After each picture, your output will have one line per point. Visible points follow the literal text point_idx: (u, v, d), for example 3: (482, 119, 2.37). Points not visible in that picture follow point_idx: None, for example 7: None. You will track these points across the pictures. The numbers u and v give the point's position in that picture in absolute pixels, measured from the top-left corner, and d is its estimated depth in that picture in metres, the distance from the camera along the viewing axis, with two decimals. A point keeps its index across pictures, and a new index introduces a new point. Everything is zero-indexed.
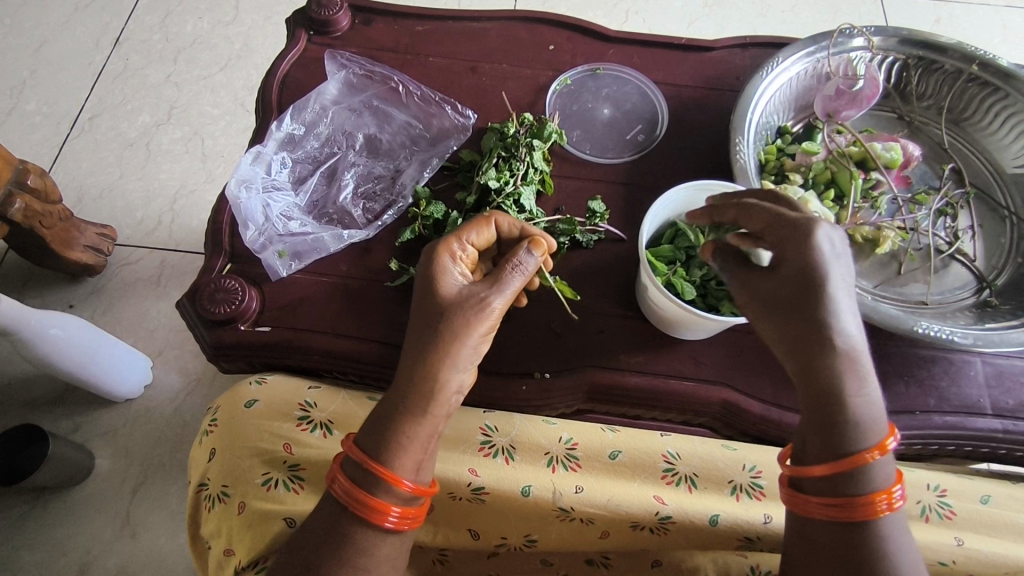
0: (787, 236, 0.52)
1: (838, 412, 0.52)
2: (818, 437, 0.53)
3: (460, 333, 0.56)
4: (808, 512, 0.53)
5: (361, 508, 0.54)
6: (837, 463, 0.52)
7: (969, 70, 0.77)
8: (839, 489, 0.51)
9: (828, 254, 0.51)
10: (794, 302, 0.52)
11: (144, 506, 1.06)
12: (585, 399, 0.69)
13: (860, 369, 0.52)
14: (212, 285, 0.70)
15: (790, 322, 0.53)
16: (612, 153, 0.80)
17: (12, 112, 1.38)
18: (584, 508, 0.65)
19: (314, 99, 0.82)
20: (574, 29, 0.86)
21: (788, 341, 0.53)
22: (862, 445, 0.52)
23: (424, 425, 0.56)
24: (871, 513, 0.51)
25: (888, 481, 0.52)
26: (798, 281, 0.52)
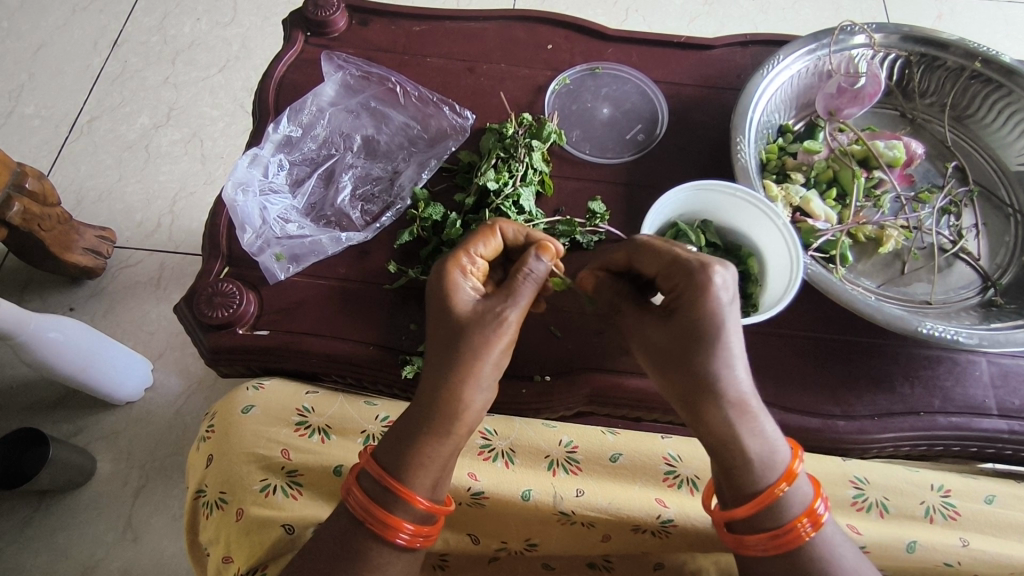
0: (682, 282, 0.54)
1: (737, 458, 0.52)
2: (721, 473, 0.53)
3: (479, 354, 0.54)
4: (745, 552, 0.53)
5: (377, 524, 0.54)
6: (749, 498, 0.52)
7: (971, 66, 0.77)
8: (762, 527, 0.52)
9: (721, 302, 0.51)
10: (682, 353, 0.52)
11: (146, 509, 1.06)
12: (586, 402, 0.68)
13: (751, 412, 0.51)
14: (209, 289, 0.69)
15: (677, 372, 0.53)
16: (612, 153, 0.79)
17: (11, 115, 1.38)
18: (585, 511, 0.64)
19: (311, 101, 0.82)
20: (572, 28, 0.86)
21: (681, 388, 0.53)
22: (766, 480, 0.52)
23: (448, 445, 0.55)
24: (795, 540, 0.51)
25: (807, 502, 0.52)
26: (685, 332, 0.52)
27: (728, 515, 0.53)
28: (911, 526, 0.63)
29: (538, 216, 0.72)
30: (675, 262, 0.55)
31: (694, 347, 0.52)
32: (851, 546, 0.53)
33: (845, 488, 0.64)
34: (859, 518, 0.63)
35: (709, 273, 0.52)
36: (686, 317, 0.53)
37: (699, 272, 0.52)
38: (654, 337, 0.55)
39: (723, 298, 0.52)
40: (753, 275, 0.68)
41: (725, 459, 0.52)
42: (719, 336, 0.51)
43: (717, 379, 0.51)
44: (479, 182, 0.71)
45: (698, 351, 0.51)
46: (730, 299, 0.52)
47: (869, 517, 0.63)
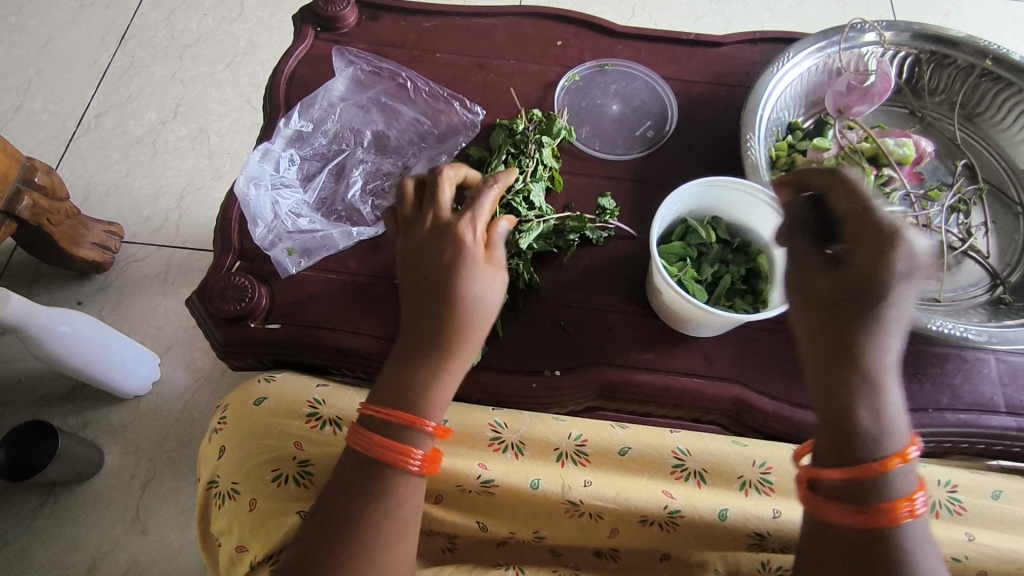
0: (866, 240, 0.48)
1: (859, 414, 0.50)
2: (830, 437, 0.51)
3: (485, 303, 0.59)
4: (826, 516, 0.50)
5: (381, 454, 0.56)
6: (857, 464, 0.49)
7: (982, 65, 0.77)
8: (859, 497, 0.49)
9: (908, 265, 0.47)
10: (839, 307, 0.50)
11: (154, 501, 1.07)
12: (595, 397, 0.69)
13: (887, 380, 0.50)
14: (221, 283, 0.70)
15: (828, 327, 0.51)
16: (622, 149, 0.79)
17: (19, 111, 1.38)
18: (593, 502, 0.65)
19: (321, 96, 0.82)
20: (581, 24, 0.86)
21: (828, 338, 0.51)
22: (879, 452, 0.49)
23: (456, 368, 0.59)
24: (889, 520, 0.48)
25: (909, 487, 0.49)
26: (851, 288, 0.49)
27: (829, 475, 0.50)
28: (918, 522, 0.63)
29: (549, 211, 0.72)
30: (863, 211, 0.49)
31: (856, 309, 0.49)
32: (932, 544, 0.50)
33: None
34: None
35: (903, 235, 0.47)
36: (863, 274, 0.48)
37: (892, 234, 0.47)
38: (817, 289, 0.51)
39: (917, 261, 0.47)
40: (764, 272, 0.67)
41: (849, 416, 0.50)
42: (891, 305, 0.48)
43: (867, 338, 0.49)
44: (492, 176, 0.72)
45: (861, 309, 0.49)
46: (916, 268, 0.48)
47: None
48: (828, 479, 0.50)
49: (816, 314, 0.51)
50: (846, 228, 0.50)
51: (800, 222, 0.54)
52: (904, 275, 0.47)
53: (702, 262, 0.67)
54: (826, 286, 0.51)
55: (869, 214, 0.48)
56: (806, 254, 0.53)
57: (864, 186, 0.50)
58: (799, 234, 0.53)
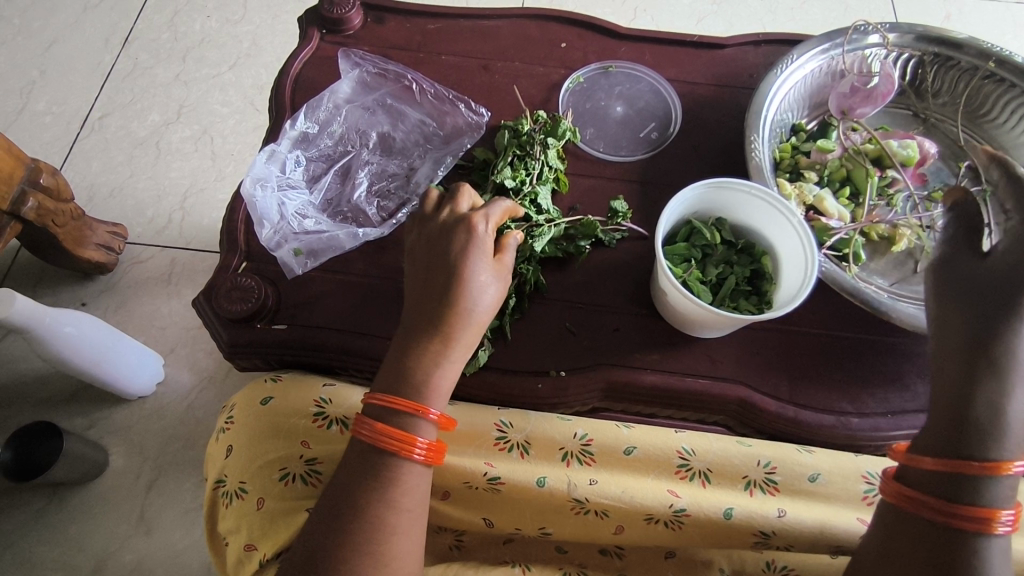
0: None
1: (976, 412, 0.52)
2: (946, 425, 0.53)
3: (487, 297, 0.62)
4: (913, 508, 0.52)
5: (388, 441, 0.57)
6: (959, 460, 0.51)
7: (985, 67, 0.77)
8: (953, 495, 0.51)
9: None
10: (990, 294, 0.54)
11: (158, 502, 1.07)
12: (601, 397, 0.69)
13: (1017, 390, 0.52)
14: (228, 283, 0.70)
15: (968, 311, 0.54)
16: (626, 151, 0.79)
17: (23, 112, 1.39)
18: (598, 500, 0.65)
19: (327, 98, 0.82)
20: (585, 26, 0.86)
21: (965, 327, 0.54)
22: (993, 457, 0.51)
23: (458, 356, 0.61)
24: (978, 526, 0.50)
25: (1005, 503, 0.51)
26: (1004, 279, 0.53)
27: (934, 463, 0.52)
28: None
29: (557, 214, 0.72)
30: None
31: (1003, 298, 0.53)
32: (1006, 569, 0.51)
33: (857, 483, 0.65)
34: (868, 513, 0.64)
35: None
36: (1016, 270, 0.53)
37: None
38: (963, 276, 0.56)
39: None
40: (766, 273, 0.68)
41: (965, 411, 0.52)
42: None
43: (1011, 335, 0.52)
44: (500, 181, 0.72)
45: (1010, 302, 0.53)
46: None
47: None
48: (925, 469, 0.52)
49: (957, 300, 0.55)
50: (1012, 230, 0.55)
51: (961, 222, 0.58)
52: None
53: (705, 264, 0.68)
54: (974, 273, 0.55)
55: None
56: (961, 247, 0.57)
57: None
58: (961, 231, 0.58)
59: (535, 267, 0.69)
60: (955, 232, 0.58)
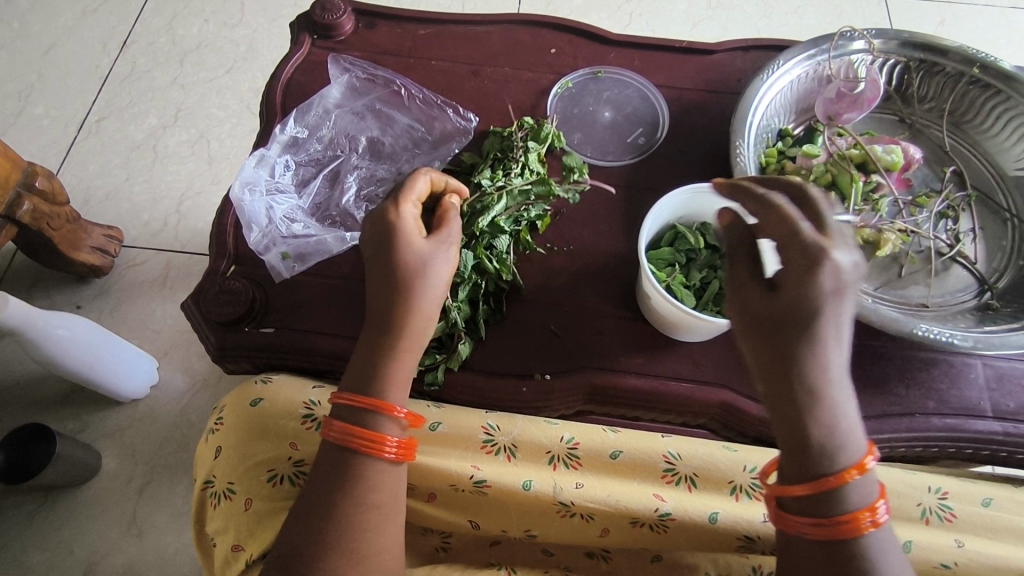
0: (797, 259, 0.48)
1: (812, 436, 0.48)
2: (788, 453, 0.50)
3: (436, 271, 0.61)
4: (792, 530, 0.49)
5: (358, 440, 0.58)
6: (815, 481, 0.48)
7: (970, 72, 0.77)
8: (819, 512, 0.48)
9: (839, 287, 0.47)
10: (779, 329, 0.49)
11: (150, 505, 1.07)
12: (585, 400, 0.70)
13: (835, 398, 0.48)
14: (216, 287, 0.70)
15: (767, 346, 0.50)
16: (613, 156, 0.80)
17: (20, 115, 1.40)
18: (585, 504, 0.65)
19: (316, 102, 0.83)
20: (575, 32, 0.87)
21: (769, 358, 0.49)
22: (838, 466, 0.48)
23: (412, 342, 0.61)
24: (852, 531, 0.47)
25: (870, 496, 0.48)
26: (783, 313, 0.48)
27: (796, 495, 0.49)
28: (905, 526, 0.64)
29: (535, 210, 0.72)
30: (793, 234, 0.48)
31: (792, 333, 0.48)
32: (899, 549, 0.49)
33: None
34: None
35: (835, 252, 0.46)
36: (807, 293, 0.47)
37: (819, 255, 0.46)
38: (751, 308, 0.51)
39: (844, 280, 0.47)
40: None
41: (801, 439, 0.49)
42: (829, 325, 0.47)
43: (811, 360, 0.48)
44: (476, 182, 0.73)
45: (795, 325, 0.48)
46: (843, 288, 0.47)
47: None
48: (793, 496, 0.49)
49: (756, 334, 0.50)
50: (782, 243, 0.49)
51: (739, 241, 0.54)
52: (832, 295, 0.47)
53: (690, 268, 0.68)
54: (761, 308, 0.50)
55: (801, 235, 0.48)
56: (746, 278, 0.52)
57: (791, 208, 0.50)
58: (738, 255, 0.54)
59: (507, 265, 0.70)
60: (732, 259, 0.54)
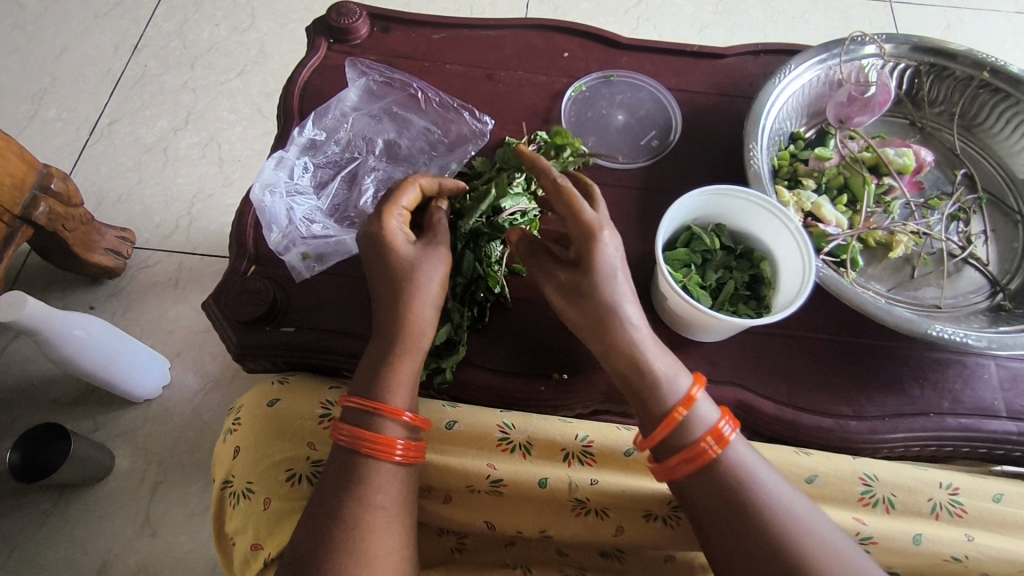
0: (579, 238, 0.58)
1: (642, 383, 0.59)
2: (634, 403, 0.60)
3: (426, 278, 0.61)
4: (666, 471, 0.58)
5: (371, 446, 0.58)
6: (662, 421, 0.58)
7: (981, 76, 0.78)
8: (677, 447, 0.57)
9: (611, 252, 0.58)
10: (583, 298, 0.59)
11: (163, 505, 1.08)
12: (602, 400, 0.70)
13: (648, 346, 0.59)
14: (237, 287, 0.71)
15: (581, 317, 0.59)
16: (627, 158, 0.81)
17: (34, 118, 1.41)
18: (599, 498, 0.67)
19: (334, 106, 0.84)
20: (587, 36, 0.88)
21: (585, 325, 0.59)
22: (669, 401, 0.58)
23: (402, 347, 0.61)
24: (705, 453, 0.57)
25: (710, 421, 0.58)
26: (580, 285, 0.58)
27: (647, 439, 0.59)
28: (916, 523, 0.64)
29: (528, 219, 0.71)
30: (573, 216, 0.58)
31: (590, 296, 0.58)
32: (757, 457, 0.58)
33: (854, 484, 0.65)
34: (866, 512, 0.64)
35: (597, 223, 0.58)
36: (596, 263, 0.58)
37: (592, 227, 0.57)
38: (562, 287, 0.60)
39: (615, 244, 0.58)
40: (765, 278, 0.69)
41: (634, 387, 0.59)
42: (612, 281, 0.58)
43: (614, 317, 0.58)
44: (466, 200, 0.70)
45: (592, 293, 0.59)
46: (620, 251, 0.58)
47: (875, 513, 0.64)
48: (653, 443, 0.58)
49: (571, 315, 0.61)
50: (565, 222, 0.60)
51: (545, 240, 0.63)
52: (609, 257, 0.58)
53: (706, 268, 0.69)
54: (568, 283, 0.59)
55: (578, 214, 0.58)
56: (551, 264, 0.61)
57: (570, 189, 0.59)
58: (544, 249, 0.62)
59: (497, 277, 0.70)
60: (540, 254, 0.62)
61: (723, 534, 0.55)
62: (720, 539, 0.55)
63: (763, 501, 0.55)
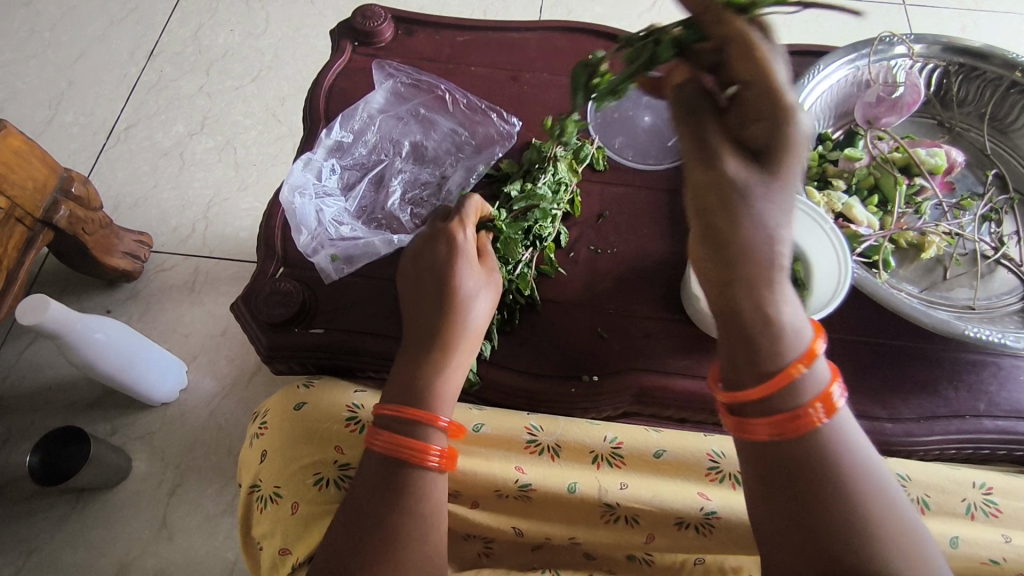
0: (767, 116, 0.43)
1: (759, 328, 0.45)
2: (735, 346, 0.47)
3: (481, 300, 0.64)
4: (751, 435, 0.47)
5: (407, 453, 0.57)
6: (768, 377, 0.46)
7: (1011, 76, 0.78)
8: (776, 409, 0.46)
9: (802, 147, 0.43)
10: (735, 204, 0.44)
11: (180, 508, 1.08)
12: (633, 402, 0.70)
13: (783, 281, 0.45)
14: (267, 288, 0.71)
15: (724, 227, 0.44)
16: (654, 159, 0.80)
17: (51, 123, 1.42)
18: (629, 505, 0.66)
19: (362, 108, 0.84)
20: (612, 38, 0.88)
21: (719, 237, 0.45)
22: (788, 354, 0.45)
23: (462, 353, 0.62)
24: (808, 425, 0.46)
25: (824, 386, 0.46)
26: (740, 187, 0.43)
27: (742, 394, 0.47)
28: (953, 524, 0.64)
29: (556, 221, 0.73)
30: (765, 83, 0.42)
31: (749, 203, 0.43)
32: (862, 437, 0.48)
33: None
34: None
35: (796, 107, 0.42)
36: (776, 160, 0.43)
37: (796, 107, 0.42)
38: (705, 179, 0.45)
39: (806, 142, 0.43)
40: None
41: (747, 330, 0.45)
42: (783, 188, 0.44)
43: (765, 238, 0.44)
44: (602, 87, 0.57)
45: (750, 200, 0.43)
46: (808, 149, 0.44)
47: None
48: (744, 399, 0.47)
49: (711, 220, 0.45)
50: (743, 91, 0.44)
51: (692, 105, 0.46)
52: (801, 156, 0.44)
53: None
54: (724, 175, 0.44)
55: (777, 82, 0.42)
56: (694, 147, 0.46)
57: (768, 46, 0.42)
58: (697, 117, 0.46)
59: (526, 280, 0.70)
60: (692, 121, 0.46)
61: (795, 523, 0.45)
62: (789, 523, 0.45)
63: (862, 496, 0.45)
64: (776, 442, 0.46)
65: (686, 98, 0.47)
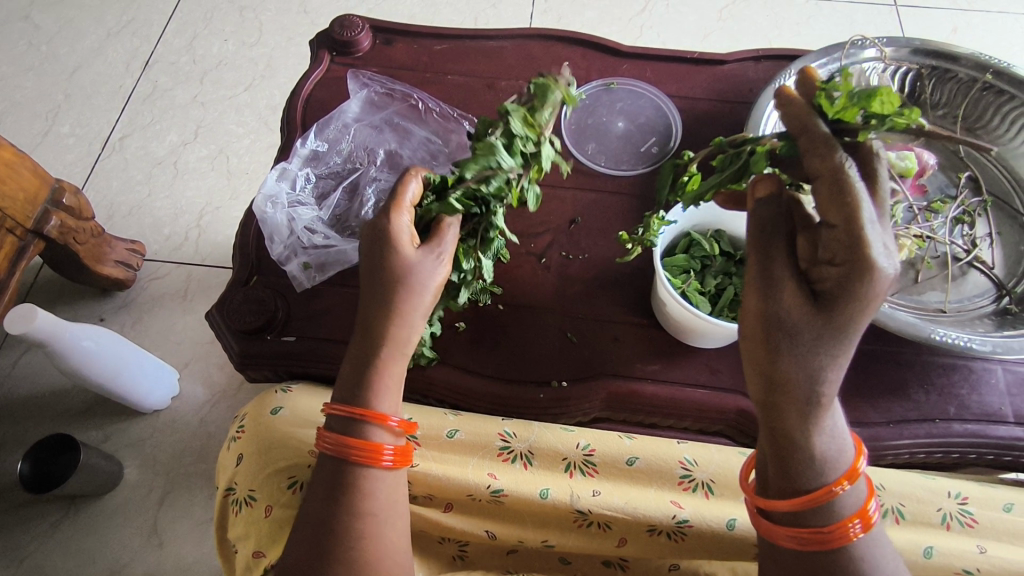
0: (842, 261, 0.44)
1: (797, 449, 0.49)
2: (773, 460, 0.51)
3: (422, 284, 0.59)
4: (776, 539, 0.51)
5: (356, 453, 0.57)
6: (803, 493, 0.49)
7: (983, 78, 0.78)
8: (806, 522, 0.49)
9: (876, 299, 0.45)
10: (789, 338, 0.47)
11: (169, 516, 1.09)
12: (603, 407, 0.70)
13: (827, 412, 0.49)
14: (240, 297, 0.72)
15: (774, 355, 0.48)
16: (627, 165, 0.81)
17: (47, 135, 1.44)
18: (601, 511, 0.66)
19: (337, 117, 0.85)
20: (588, 45, 0.89)
21: (768, 363, 0.48)
22: (827, 475, 0.49)
23: (401, 348, 0.60)
24: (839, 541, 0.49)
25: (858, 507, 0.50)
26: (797, 325, 0.46)
27: (774, 503, 0.50)
28: (928, 533, 0.63)
29: (502, 173, 0.60)
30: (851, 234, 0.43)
31: (805, 339, 0.46)
32: (889, 551, 0.51)
33: None
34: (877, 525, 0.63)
35: (878, 260, 0.43)
36: (844, 308, 0.45)
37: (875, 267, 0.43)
38: (762, 303, 0.48)
39: (877, 294, 0.45)
40: None
41: (785, 448, 0.49)
42: (842, 332, 0.46)
43: (814, 374, 0.47)
44: (694, 185, 0.59)
45: (806, 338, 0.46)
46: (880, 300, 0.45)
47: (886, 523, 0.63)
48: (776, 507, 0.50)
49: (765, 345, 0.48)
50: (827, 232, 0.45)
51: (771, 224, 0.48)
52: (869, 309, 0.45)
53: (704, 274, 0.68)
54: (788, 307, 0.46)
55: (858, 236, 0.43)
56: (763, 269, 0.48)
57: (863, 193, 0.44)
58: (772, 238, 0.48)
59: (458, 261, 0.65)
60: (766, 238, 0.48)
61: None
62: None
63: None
64: (801, 549, 0.50)
65: (767, 215, 0.49)
